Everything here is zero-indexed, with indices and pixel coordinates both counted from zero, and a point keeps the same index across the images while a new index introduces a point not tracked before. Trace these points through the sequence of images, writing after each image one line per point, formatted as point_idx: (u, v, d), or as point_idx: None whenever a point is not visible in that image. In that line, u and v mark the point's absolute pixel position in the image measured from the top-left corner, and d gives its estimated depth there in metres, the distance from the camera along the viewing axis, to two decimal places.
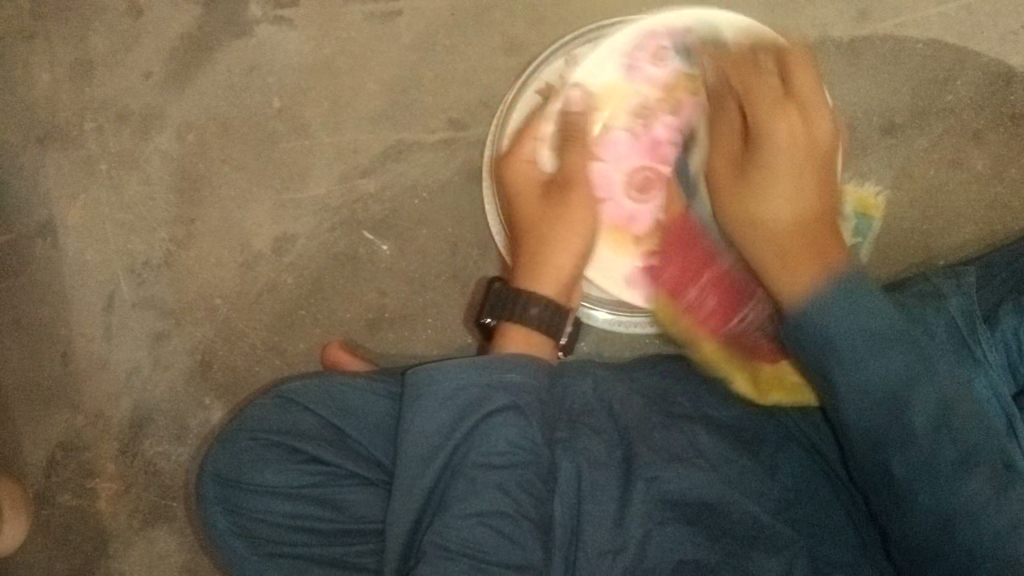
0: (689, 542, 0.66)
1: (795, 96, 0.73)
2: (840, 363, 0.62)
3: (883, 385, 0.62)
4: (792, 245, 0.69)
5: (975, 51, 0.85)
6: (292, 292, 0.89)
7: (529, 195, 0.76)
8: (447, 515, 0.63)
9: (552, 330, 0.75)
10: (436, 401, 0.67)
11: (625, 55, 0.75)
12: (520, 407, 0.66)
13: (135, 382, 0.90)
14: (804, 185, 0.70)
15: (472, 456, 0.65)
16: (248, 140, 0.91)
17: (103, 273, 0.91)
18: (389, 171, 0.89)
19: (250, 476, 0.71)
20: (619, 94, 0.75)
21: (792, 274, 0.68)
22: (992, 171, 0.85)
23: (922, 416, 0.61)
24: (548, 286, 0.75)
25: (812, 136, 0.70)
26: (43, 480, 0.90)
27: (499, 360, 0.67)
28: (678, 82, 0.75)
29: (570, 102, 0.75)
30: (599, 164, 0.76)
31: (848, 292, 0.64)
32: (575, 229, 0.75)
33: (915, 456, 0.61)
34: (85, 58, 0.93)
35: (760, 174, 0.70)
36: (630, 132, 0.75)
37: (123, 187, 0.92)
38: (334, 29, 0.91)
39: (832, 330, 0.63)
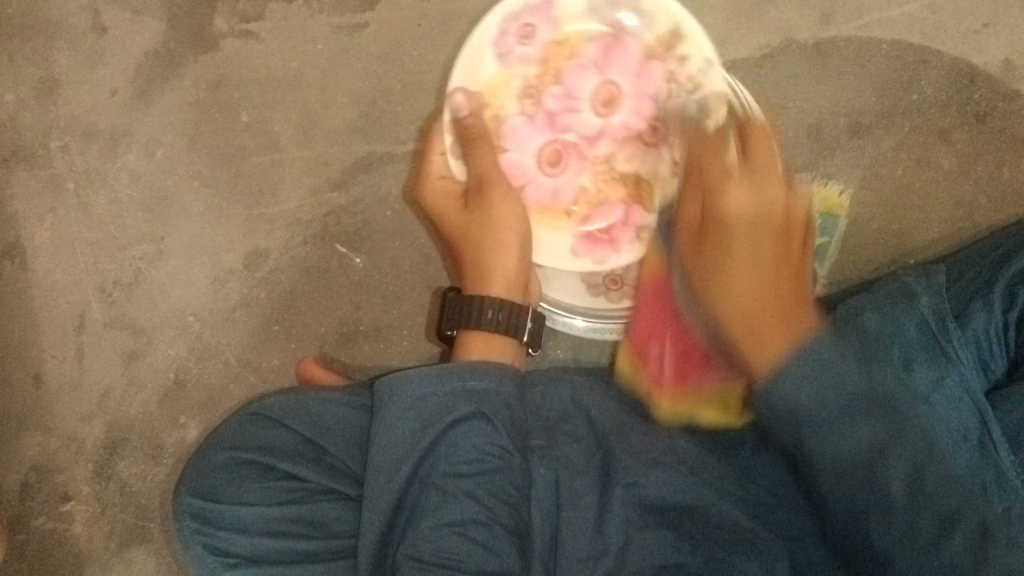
0: (668, 546, 0.65)
1: (670, 40, 0.78)
2: (811, 424, 0.58)
3: (860, 456, 0.57)
4: (754, 321, 0.65)
5: (939, 50, 0.86)
6: (266, 308, 0.89)
7: (449, 207, 0.79)
8: (422, 525, 0.63)
9: (516, 332, 0.76)
10: (401, 410, 0.67)
11: (497, 45, 0.78)
12: (486, 414, 0.67)
13: (108, 403, 0.89)
14: (761, 257, 0.69)
15: (441, 465, 0.66)
16: (217, 155, 0.90)
17: (73, 293, 0.90)
18: (360, 183, 0.89)
19: (225, 495, 0.70)
20: (506, 84, 0.79)
21: (761, 345, 0.63)
22: (959, 169, 0.85)
23: (897, 482, 0.57)
24: (498, 286, 0.77)
25: (759, 204, 0.70)
26: (17, 504, 0.89)
27: (463, 367, 0.68)
28: (556, 51, 0.79)
29: (457, 107, 0.78)
30: (505, 154, 0.80)
31: (811, 363, 0.59)
32: (505, 223, 0.77)
33: (895, 525, 0.57)
34: (49, 76, 0.92)
35: (715, 246, 0.70)
36: (524, 113, 0.79)
37: (91, 206, 0.91)
38: (301, 42, 0.90)
39: (803, 405, 0.58)
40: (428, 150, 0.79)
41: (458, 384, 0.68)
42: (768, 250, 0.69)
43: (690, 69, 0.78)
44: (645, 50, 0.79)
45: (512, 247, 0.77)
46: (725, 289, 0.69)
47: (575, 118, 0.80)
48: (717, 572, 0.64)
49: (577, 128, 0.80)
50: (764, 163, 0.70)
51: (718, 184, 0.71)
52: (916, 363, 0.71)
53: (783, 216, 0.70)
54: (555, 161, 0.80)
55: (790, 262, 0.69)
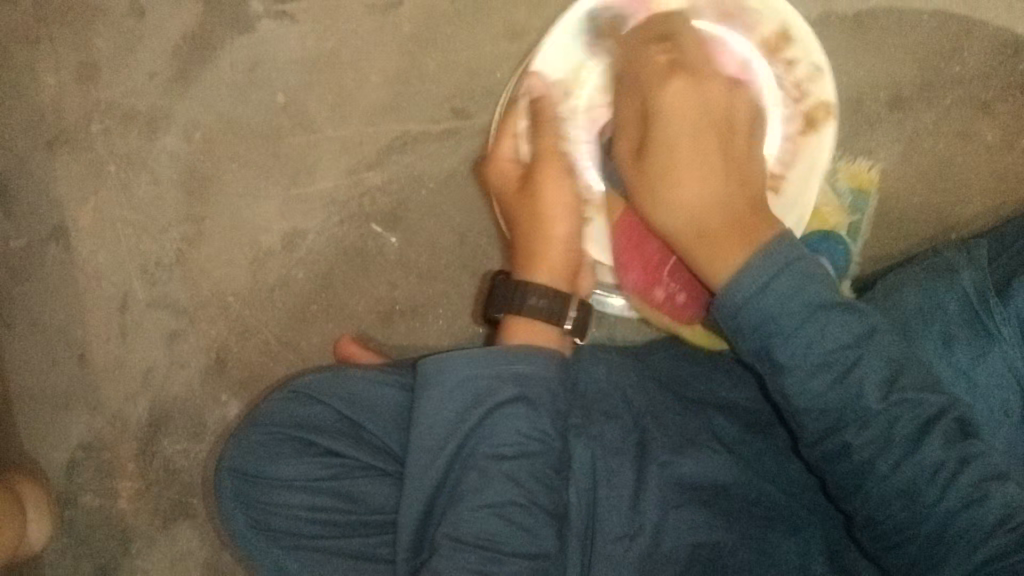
0: (704, 524, 0.65)
1: (781, 41, 0.76)
2: (792, 370, 0.60)
3: (834, 353, 0.60)
4: (710, 223, 0.66)
5: (982, 21, 0.84)
6: (304, 287, 0.90)
7: (509, 185, 0.77)
8: (463, 506, 0.65)
9: (558, 319, 0.75)
10: (445, 392, 0.67)
11: (582, 39, 0.77)
12: (530, 399, 0.67)
13: (151, 381, 0.91)
14: (710, 168, 0.67)
15: (482, 447, 0.66)
16: (254, 137, 0.91)
17: (116, 275, 0.92)
18: (395, 163, 0.90)
19: (267, 470, 0.71)
20: (585, 75, 0.77)
21: (720, 253, 0.64)
22: (1002, 142, 0.84)
23: (873, 386, 0.60)
24: (543, 273, 0.75)
25: (704, 100, 0.68)
26: (66, 480, 0.91)
27: (512, 350, 0.68)
28: (647, 36, 0.73)
29: (533, 89, 0.76)
30: (572, 144, 0.77)
31: (791, 273, 0.61)
32: (554, 213, 0.75)
33: (873, 430, 0.60)
34: (89, 60, 0.93)
35: (657, 191, 0.68)
36: (602, 108, 0.77)
37: (132, 188, 0.92)
38: (335, 22, 0.91)
39: (770, 308, 0.60)
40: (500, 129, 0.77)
41: (503, 368, 0.68)
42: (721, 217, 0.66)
43: (800, 76, 0.76)
44: (758, 49, 0.76)
45: (556, 233, 0.75)
46: (670, 200, 0.67)
47: None
48: (757, 552, 0.65)
49: None
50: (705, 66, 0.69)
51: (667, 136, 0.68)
52: (957, 341, 0.71)
53: (723, 108, 0.69)
54: None
55: (762, 206, 0.67)
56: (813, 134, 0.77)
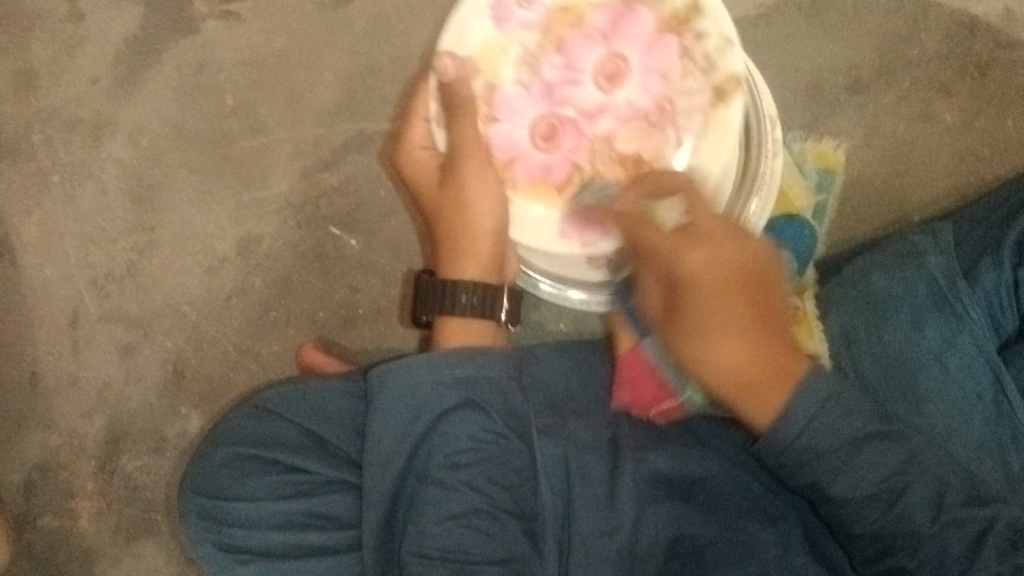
0: (678, 519, 0.65)
1: (691, 15, 0.71)
2: (832, 476, 0.60)
3: (885, 484, 0.60)
4: (756, 385, 0.63)
5: (936, 2, 0.84)
6: (262, 295, 0.87)
7: (427, 174, 0.76)
8: (424, 520, 0.63)
9: (490, 315, 0.75)
10: (391, 403, 0.66)
11: (495, 8, 0.72)
12: (478, 402, 0.66)
13: (107, 398, 0.88)
14: (730, 344, 0.64)
15: (435, 457, 0.65)
16: (204, 141, 0.88)
17: (65, 288, 0.89)
18: (351, 163, 0.87)
19: (230, 491, 0.69)
20: (506, 49, 0.72)
21: (761, 403, 0.63)
22: (961, 123, 0.84)
23: (922, 510, 0.60)
24: (471, 269, 0.75)
25: (726, 261, 0.63)
26: (22, 503, 0.88)
27: (445, 354, 0.66)
28: (560, 18, 0.72)
29: (444, 71, 0.70)
30: (496, 125, 0.72)
31: (828, 398, 0.60)
32: (478, 208, 0.72)
33: (925, 552, 0.59)
34: (28, 67, 0.90)
35: (688, 296, 0.64)
36: (521, 83, 0.72)
37: (79, 198, 0.89)
38: (284, 21, 0.88)
39: (819, 445, 0.60)
40: (412, 113, 0.75)
41: (444, 372, 0.66)
42: (740, 304, 0.64)
43: (708, 47, 0.70)
44: (660, 22, 0.71)
45: (483, 224, 0.73)
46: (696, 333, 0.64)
47: (575, 92, 0.72)
48: (728, 543, 0.64)
49: (577, 102, 0.72)
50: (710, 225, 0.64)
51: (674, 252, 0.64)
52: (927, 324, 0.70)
53: (740, 268, 0.64)
54: (549, 135, 0.72)
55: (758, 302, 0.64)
56: (724, 108, 0.71)
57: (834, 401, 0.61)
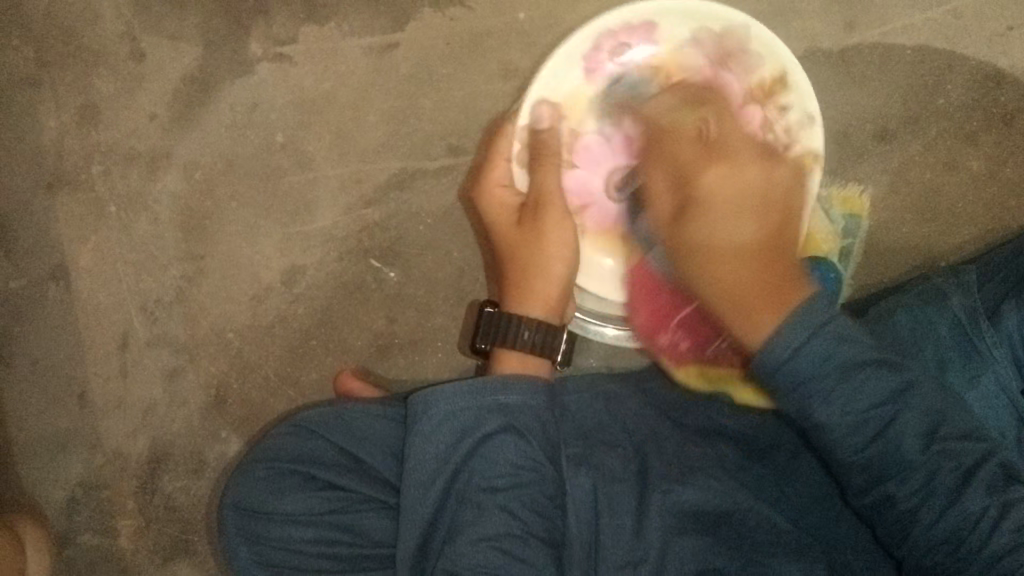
0: (705, 550, 0.66)
1: (772, 87, 0.79)
2: (826, 395, 0.62)
3: (871, 412, 0.62)
4: (744, 292, 0.68)
5: (964, 55, 0.86)
6: (304, 323, 0.91)
7: (504, 217, 0.80)
8: (459, 540, 0.64)
9: (547, 350, 0.77)
10: (434, 425, 0.68)
11: (587, 62, 0.81)
12: (518, 429, 0.68)
13: (151, 419, 0.91)
14: (742, 215, 0.70)
15: (475, 480, 0.67)
16: (253, 176, 0.92)
17: (116, 313, 0.93)
18: (393, 199, 0.91)
19: (268, 505, 0.71)
20: (585, 97, 0.82)
21: (750, 320, 0.67)
22: (987, 172, 0.86)
23: (911, 439, 0.62)
24: (538, 307, 0.77)
25: (745, 180, 0.71)
26: (65, 519, 0.91)
27: (496, 381, 0.69)
28: (653, 79, 0.81)
29: (540, 119, 0.80)
30: (572, 170, 0.82)
31: (823, 338, 0.62)
32: (554, 248, 0.77)
33: (914, 481, 0.62)
34: (90, 102, 0.94)
35: (695, 211, 0.71)
36: (600, 132, 0.82)
37: (133, 227, 0.93)
38: (333, 63, 0.92)
39: (808, 370, 0.62)
40: (493, 153, 0.79)
41: (490, 399, 0.68)
42: (754, 219, 0.70)
43: (789, 121, 0.79)
44: (748, 91, 0.80)
45: (555, 268, 0.77)
46: (704, 246, 0.70)
47: None
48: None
49: None
50: (734, 145, 0.72)
51: (704, 171, 0.71)
52: (950, 366, 0.72)
53: (767, 187, 0.72)
54: (623, 183, 0.82)
55: (778, 242, 0.70)
56: (801, 179, 0.78)
57: (830, 328, 0.63)
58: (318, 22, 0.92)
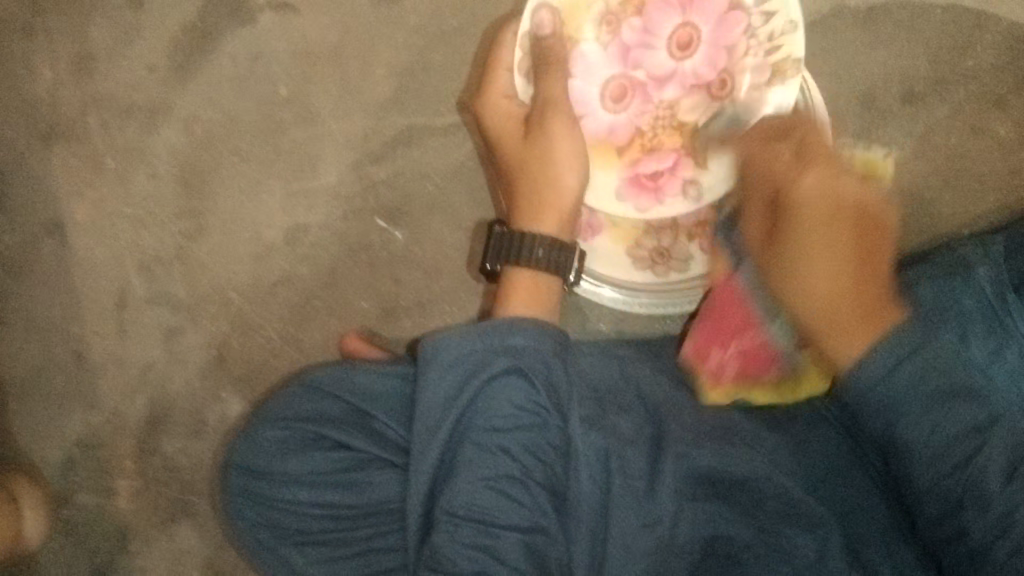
0: (719, 518, 0.64)
1: None
2: (908, 420, 0.60)
3: (949, 441, 0.60)
4: (835, 312, 0.64)
5: (996, 15, 0.83)
6: (307, 283, 0.88)
7: (511, 129, 0.75)
8: (457, 479, 0.61)
9: (561, 270, 0.74)
10: (442, 369, 0.65)
11: None
12: (525, 371, 0.64)
13: (150, 379, 0.89)
14: (834, 263, 0.65)
15: (479, 420, 0.63)
16: (256, 130, 0.89)
17: (114, 270, 0.90)
18: (400, 156, 0.88)
19: (273, 466, 0.70)
20: (585, 2, 0.74)
21: (846, 339, 0.62)
22: (1016, 138, 0.83)
23: (991, 466, 0.58)
24: (550, 219, 0.74)
25: (830, 193, 0.65)
26: (61, 480, 0.89)
27: (502, 323, 0.66)
28: None
29: (540, 25, 0.73)
30: (571, 80, 0.76)
31: (895, 343, 0.59)
32: (564, 155, 0.74)
33: (988, 514, 0.58)
34: (87, 51, 0.91)
35: (792, 249, 0.67)
36: (598, 39, 0.75)
37: (131, 182, 0.90)
38: (338, 14, 0.89)
39: (892, 389, 0.59)
40: (494, 59, 0.75)
41: (497, 342, 0.66)
42: (853, 245, 0.66)
43: (774, 29, 0.72)
44: None
45: (565, 177, 0.74)
46: (790, 264, 0.67)
47: (649, 56, 0.76)
48: (770, 542, 0.63)
49: (648, 66, 0.76)
50: (834, 161, 0.67)
51: (791, 172, 0.67)
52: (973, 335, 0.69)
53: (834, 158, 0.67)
54: (617, 96, 0.77)
55: (868, 243, 0.66)
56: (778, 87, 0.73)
57: (902, 343, 0.59)
58: None
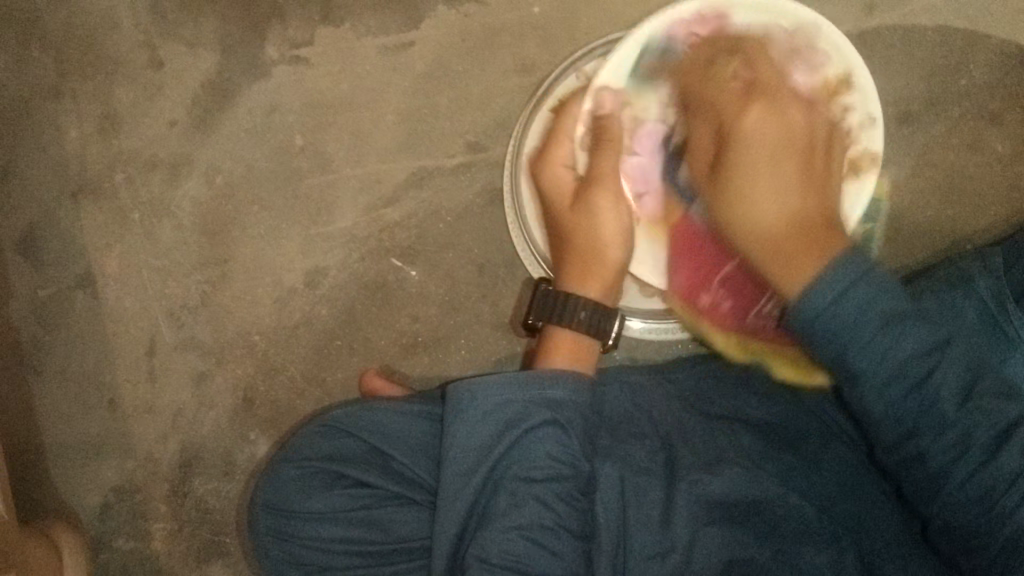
0: (734, 542, 0.65)
1: (840, 86, 0.77)
2: (869, 371, 0.60)
3: (909, 363, 0.60)
4: (783, 249, 0.67)
5: (985, 34, 0.85)
6: (328, 324, 0.92)
7: (563, 199, 0.79)
8: (491, 527, 0.64)
9: (598, 332, 0.77)
10: (478, 416, 0.67)
11: (655, 49, 0.77)
12: (561, 423, 0.67)
13: (181, 424, 0.92)
14: (786, 177, 0.70)
15: (517, 470, 0.66)
16: (274, 179, 0.93)
17: (143, 319, 0.93)
18: (413, 198, 0.92)
19: (294, 504, 0.72)
20: (651, 85, 0.77)
21: (793, 267, 0.65)
22: (1012, 153, 0.85)
23: (950, 395, 0.60)
24: (594, 287, 0.78)
25: (787, 125, 0.71)
26: (99, 524, 0.92)
27: (542, 374, 0.68)
28: (712, 66, 0.77)
29: (603, 105, 0.77)
30: (629, 158, 0.78)
31: (868, 280, 0.61)
32: (613, 232, 0.77)
33: (945, 438, 0.60)
34: (111, 111, 0.94)
35: (733, 159, 0.71)
36: (663, 121, 0.78)
37: (157, 235, 0.94)
38: (349, 64, 0.92)
39: (846, 317, 0.60)
40: (557, 132, 0.79)
41: (536, 393, 0.68)
42: (795, 158, 0.71)
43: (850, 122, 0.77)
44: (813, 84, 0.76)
45: (611, 248, 0.78)
46: (750, 227, 0.70)
47: None
48: (785, 566, 0.64)
49: None
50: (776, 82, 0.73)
51: (734, 110, 0.72)
52: None
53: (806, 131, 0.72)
54: (681, 175, 0.78)
55: (813, 172, 0.72)
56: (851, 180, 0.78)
57: (868, 276, 0.61)
58: (333, 23, 0.92)
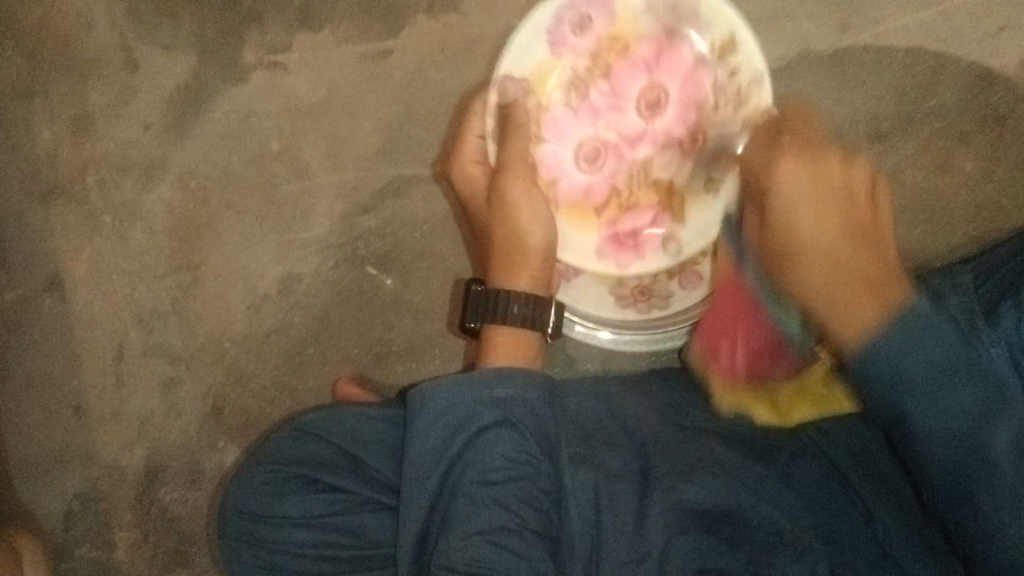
0: (706, 551, 0.66)
1: (727, 48, 0.77)
2: (918, 400, 0.57)
3: (959, 415, 0.57)
4: (836, 283, 0.64)
5: (956, 55, 0.87)
6: (301, 331, 0.91)
7: (480, 197, 0.80)
8: (453, 535, 0.64)
9: (538, 325, 0.76)
10: (430, 420, 0.67)
11: (551, 33, 0.78)
12: (513, 422, 0.66)
13: (148, 430, 0.91)
14: (824, 217, 0.66)
15: (469, 473, 0.66)
16: (249, 184, 0.92)
17: (112, 324, 0.92)
18: (389, 207, 0.91)
19: (268, 509, 0.71)
20: (551, 73, 0.79)
21: (854, 310, 0.62)
22: (981, 173, 0.87)
23: (1005, 435, 0.57)
24: (524, 281, 0.76)
25: (819, 179, 0.66)
26: (62, 532, 0.90)
27: (488, 375, 0.67)
28: (608, 48, 0.79)
29: (506, 92, 0.78)
30: (544, 145, 0.80)
31: (916, 327, 0.58)
32: (529, 221, 0.76)
33: (1001, 488, 0.57)
34: (83, 113, 0.93)
35: (801, 268, 0.67)
36: (568, 105, 0.80)
37: (128, 238, 0.93)
38: (327, 73, 0.92)
39: (902, 361, 0.57)
40: (467, 131, 0.80)
41: (484, 392, 0.67)
42: (836, 211, 0.67)
43: (742, 82, 0.77)
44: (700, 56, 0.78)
45: (535, 238, 0.76)
46: (796, 249, 0.67)
47: (620, 118, 0.80)
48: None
49: (620, 127, 0.80)
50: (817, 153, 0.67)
51: (785, 207, 0.67)
52: None
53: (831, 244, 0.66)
54: (590, 160, 0.80)
55: (859, 218, 0.67)
56: None
57: (921, 327, 0.58)
58: (312, 30, 0.92)
